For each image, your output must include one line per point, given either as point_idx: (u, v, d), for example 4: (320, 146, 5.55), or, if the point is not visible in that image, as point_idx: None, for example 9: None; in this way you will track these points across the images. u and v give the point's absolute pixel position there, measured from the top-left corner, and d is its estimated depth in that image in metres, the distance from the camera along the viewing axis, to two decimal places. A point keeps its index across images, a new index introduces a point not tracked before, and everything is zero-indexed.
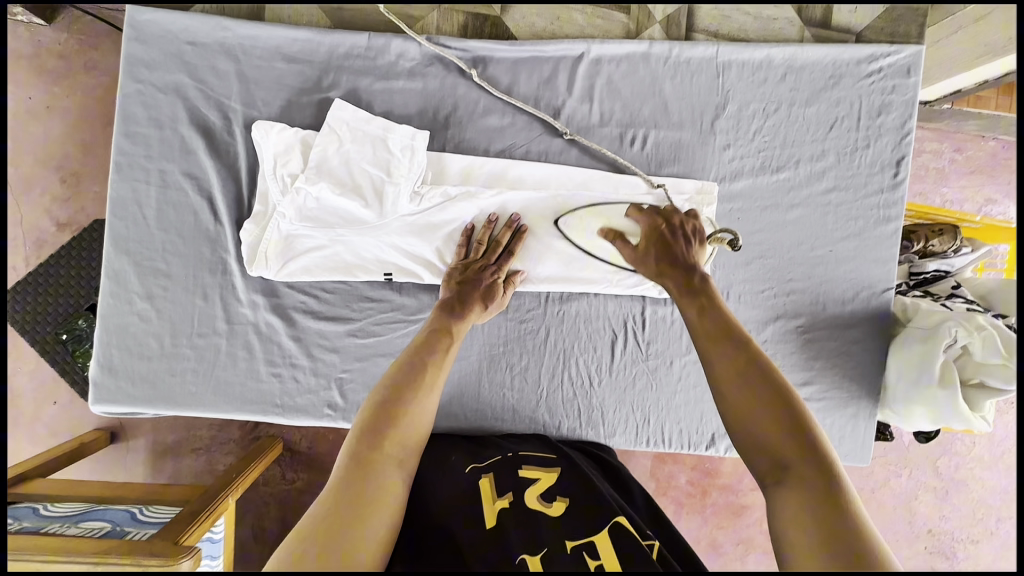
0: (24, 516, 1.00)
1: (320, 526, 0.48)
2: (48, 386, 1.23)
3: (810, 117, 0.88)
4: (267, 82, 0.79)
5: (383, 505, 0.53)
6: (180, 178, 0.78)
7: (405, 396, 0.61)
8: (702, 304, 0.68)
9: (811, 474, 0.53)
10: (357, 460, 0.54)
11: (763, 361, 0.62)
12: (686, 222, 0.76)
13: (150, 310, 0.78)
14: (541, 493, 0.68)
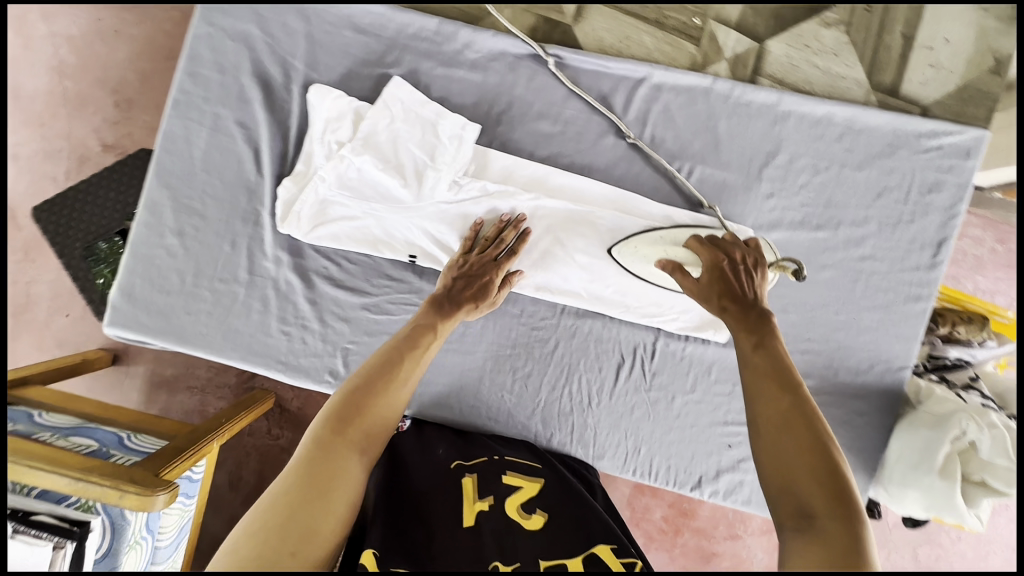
0: (20, 420, 1.04)
1: (275, 499, 0.51)
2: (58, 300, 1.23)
3: (860, 182, 0.87)
4: (333, 48, 0.80)
5: (342, 491, 0.53)
6: (232, 126, 0.80)
7: (376, 386, 0.61)
8: (756, 335, 0.65)
9: (838, 528, 0.49)
10: (319, 444, 0.55)
11: (810, 403, 0.57)
12: (746, 256, 0.73)
13: (179, 246, 0.79)
14: (523, 503, 0.68)
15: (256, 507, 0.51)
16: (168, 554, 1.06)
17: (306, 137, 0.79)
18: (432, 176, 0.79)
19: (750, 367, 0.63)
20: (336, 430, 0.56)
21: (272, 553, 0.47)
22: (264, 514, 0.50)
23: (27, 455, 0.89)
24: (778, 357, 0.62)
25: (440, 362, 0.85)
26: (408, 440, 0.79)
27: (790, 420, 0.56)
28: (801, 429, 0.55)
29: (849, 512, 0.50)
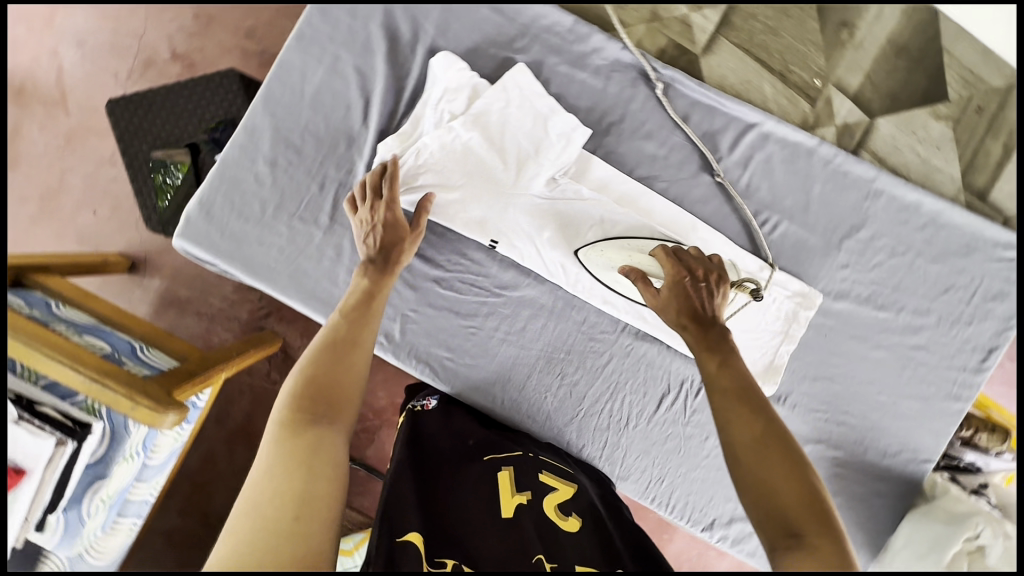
0: (37, 305, 1.06)
1: (260, 478, 0.55)
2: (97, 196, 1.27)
3: (930, 274, 0.89)
4: (467, 20, 0.80)
5: (324, 457, 0.58)
6: (350, 71, 0.79)
7: (324, 358, 0.65)
8: (718, 355, 0.64)
9: (828, 546, 0.49)
10: (284, 426, 0.59)
11: (778, 420, 0.57)
12: (709, 273, 0.72)
13: (268, 176, 0.78)
14: (559, 504, 0.68)
15: (246, 488, 0.55)
16: (149, 475, 1.12)
17: (419, 101, 0.79)
18: (532, 170, 0.80)
19: (714, 387, 0.61)
20: (296, 410, 0.61)
21: (274, 523, 0.51)
22: (256, 492, 0.54)
23: (48, 347, 0.93)
24: (740, 373, 0.62)
25: (493, 352, 0.83)
26: (430, 424, 0.78)
27: (765, 439, 0.55)
28: (775, 450, 0.55)
29: (832, 526, 0.51)
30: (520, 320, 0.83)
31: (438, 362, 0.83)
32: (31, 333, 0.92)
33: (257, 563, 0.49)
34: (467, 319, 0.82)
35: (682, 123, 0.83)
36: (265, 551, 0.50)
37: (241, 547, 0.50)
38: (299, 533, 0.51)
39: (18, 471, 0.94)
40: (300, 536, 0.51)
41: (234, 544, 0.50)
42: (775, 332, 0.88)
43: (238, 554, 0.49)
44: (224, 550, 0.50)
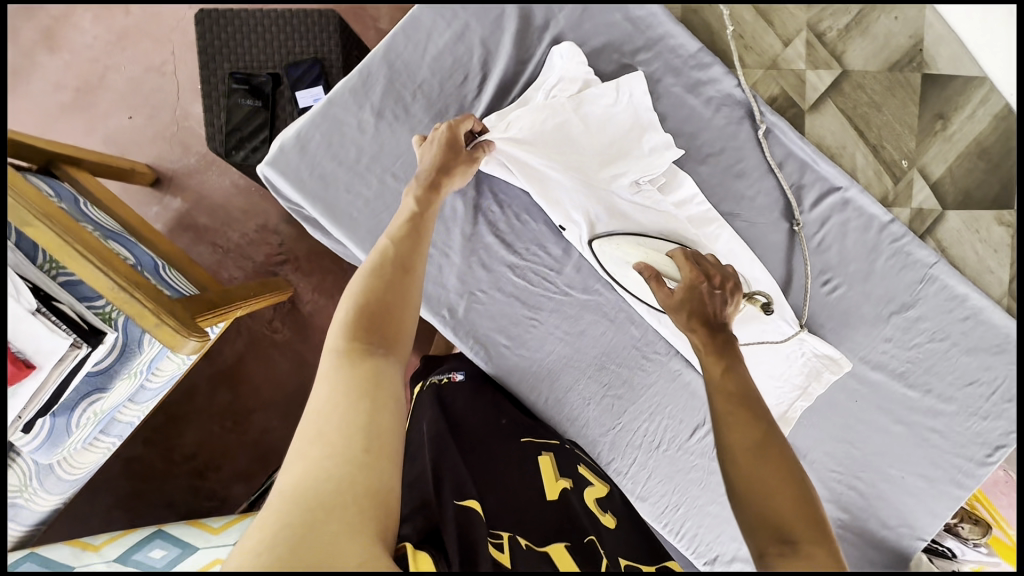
0: (68, 200, 1.09)
1: (323, 411, 0.56)
2: (164, 124, 1.52)
3: (960, 364, 0.91)
4: (599, 22, 0.81)
5: (385, 391, 0.59)
6: (476, 42, 0.78)
7: (378, 286, 0.64)
8: (725, 362, 0.68)
9: (818, 551, 0.53)
10: (342, 355, 0.60)
11: (776, 429, 0.61)
12: (726, 281, 0.75)
13: (371, 125, 0.77)
14: (598, 498, 0.75)
15: (310, 420, 0.56)
16: (143, 397, 1.09)
17: (532, 84, 0.80)
18: (619, 167, 0.80)
19: (716, 395, 0.65)
20: (353, 340, 0.61)
21: (346, 456, 0.53)
22: (323, 424, 0.55)
23: (82, 244, 0.92)
24: (745, 382, 0.65)
25: (547, 349, 0.84)
26: (460, 396, 0.82)
27: (765, 447, 0.59)
28: (773, 458, 0.58)
29: (823, 533, 0.55)
30: (581, 324, 0.84)
31: (494, 347, 0.83)
32: (67, 226, 0.92)
33: (333, 495, 0.51)
34: (531, 311, 0.83)
35: (778, 169, 0.85)
36: (340, 483, 0.52)
37: (315, 478, 0.52)
38: (371, 467, 0.54)
39: (29, 365, 0.86)
40: (371, 470, 0.54)
41: (308, 474, 0.52)
42: (794, 386, 0.89)
43: (315, 484, 0.51)
44: (298, 480, 0.52)
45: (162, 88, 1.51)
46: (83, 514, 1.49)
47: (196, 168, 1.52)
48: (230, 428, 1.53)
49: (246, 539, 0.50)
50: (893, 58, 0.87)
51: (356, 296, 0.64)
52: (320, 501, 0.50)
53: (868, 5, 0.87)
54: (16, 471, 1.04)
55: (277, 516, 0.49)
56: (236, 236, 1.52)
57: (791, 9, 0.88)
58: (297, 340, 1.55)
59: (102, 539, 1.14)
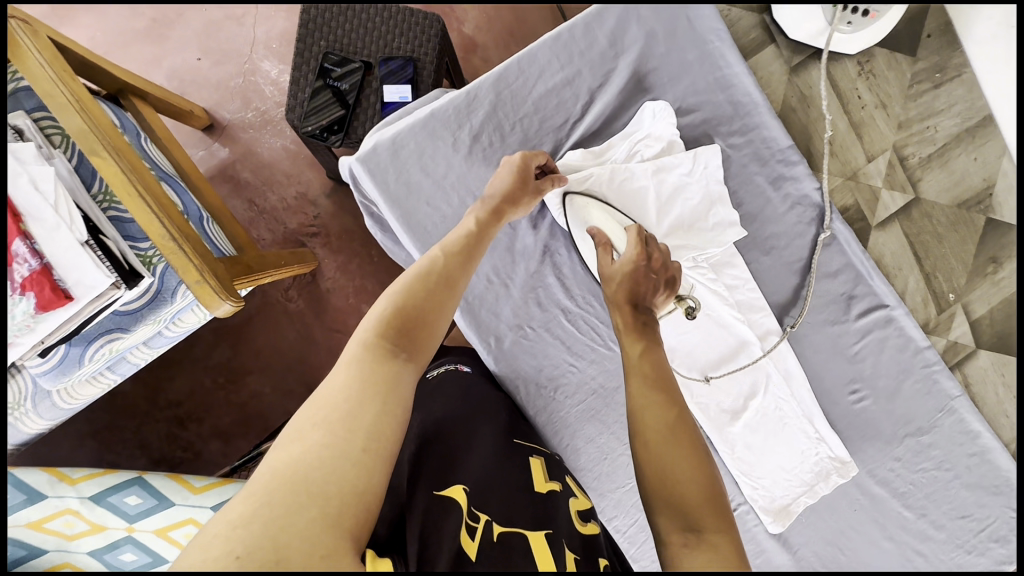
0: (131, 132, 1.08)
1: (329, 397, 0.52)
2: (232, 73, 1.51)
3: (957, 497, 0.92)
4: (704, 100, 0.83)
5: (398, 394, 0.55)
6: (583, 91, 0.80)
7: (417, 294, 0.63)
8: (643, 341, 0.68)
9: (718, 540, 0.53)
10: (365, 351, 0.57)
11: (688, 411, 0.62)
12: (664, 265, 0.74)
13: (464, 145, 0.78)
14: (580, 509, 0.68)
15: (314, 401, 0.52)
16: (158, 342, 1.07)
17: (619, 133, 0.82)
18: (681, 240, 0.82)
19: (633, 380, 0.65)
20: (380, 339, 0.58)
21: (342, 447, 0.48)
22: (326, 409, 0.51)
23: (142, 184, 0.92)
24: (661, 366, 0.66)
25: (578, 399, 0.85)
26: (462, 396, 0.80)
27: (674, 431, 0.60)
28: (684, 440, 0.59)
29: (728, 525, 0.56)
30: (618, 380, 0.85)
31: (530, 385, 0.84)
32: (131, 163, 0.92)
33: (320, 479, 0.46)
34: (574, 358, 0.84)
35: (814, 274, 0.87)
36: (329, 470, 0.47)
37: (306, 458, 0.47)
38: (363, 465, 0.48)
39: (67, 296, 0.85)
40: (365, 468, 0.49)
41: (300, 454, 0.48)
42: (801, 482, 0.90)
43: (306, 465, 0.47)
44: (288, 457, 0.48)
45: (241, 40, 1.51)
46: (55, 437, 1.46)
47: (251, 123, 1.51)
48: (221, 385, 1.50)
49: (223, 509, 0.45)
50: (963, 196, 0.90)
51: (395, 296, 0.63)
52: (303, 483, 0.46)
53: (953, 140, 0.89)
54: (13, 386, 1.02)
55: (259, 490, 0.45)
56: (274, 198, 1.52)
57: (881, 127, 0.91)
58: (308, 314, 1.53)
59: (80, 471, 0.94)
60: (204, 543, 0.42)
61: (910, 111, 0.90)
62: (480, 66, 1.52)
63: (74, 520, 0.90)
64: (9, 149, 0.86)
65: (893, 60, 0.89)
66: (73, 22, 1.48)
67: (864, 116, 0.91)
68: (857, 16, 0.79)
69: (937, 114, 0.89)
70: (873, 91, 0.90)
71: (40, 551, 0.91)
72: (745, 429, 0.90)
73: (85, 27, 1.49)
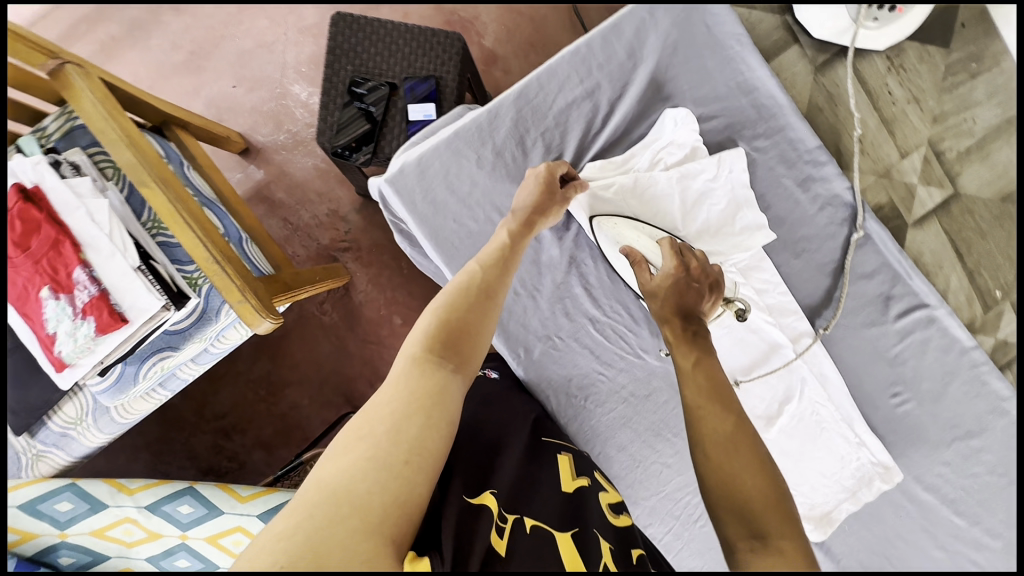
0: (174, 161, 1.14)
1: (378, 409, 0.54)
2: (266, 99, 1.58)
3: (1014, 504, 0.88)
4: (726, 105, 0.82)
5: (442, 409, 0.57)
6: (603, 103, 0.81)
7: (461, 308, 0.64)
8: (697, 354, 0.68)
9: (790, 548, 0.53)
10: (413, 364, 0.59)
11: (746, 416, 0.62)
12: (707, 274, 0.75)
13: (489, 162, 0.80)
14: (610, 503, 0.69)
15: (361, 415, 0.54)
16: (204, 359, 1.12)
17: (639, 142, 0.82)
18: (709, 246, 0.82)
19: (687, 389, 0.65)
20: (427, 352, 0.60)
21: (385, 460, 0.50)
22: (374, 422, 0.53)
23: (185, 209, 0.97)
24: (712, 372, 0.66)
25: (608, 407, 0.85)
26: (488, 401, 0.80)
27: (734, 438, 0.59)
28: (744, 446, 0.59)
29: (797, 534, 0.54)
30: (648, 388, 0.85)
31: (560, 394, 0.85)
32: (175, 190, 0.97)
33: (365, 491, 0.48)
34: (603, 367, 0.85)
35: (847, 275, 0.85)
36: (372, 483, 0.48)
37: (350, 471, 0.49)
38: (404, 478, 0.50)
39: (122, 319, 0.90)
40: (406, 482, 0.50)
41: (346, 467, 0.49)
42: (843, 489, 0.87)
43: (351, 478, 0.48)
44: (334, 470, 0.49)
45: (273, 66, 1.58)
46: (112, 449, 1.55)
47: (284, 145, 1.58)
48: (263, 397, 1.57)
49: (271, 520, 0.47)
50: (1007, 189, 0.87)
51: (439, 310, 0.64)
52: (349, 495, 0.47)
53: (993, 132, 0.86)
54: (75, 403, 1.09)
55: (305, 502, 0.47)
56: (307, 216, 1.57)
57: (914, 123, 0.88)
58: (343, 326, 1.58)
59: (137, 481, 0.99)
60: (255, 554, 0.44)
61: (945, 104, 0.87)
62: (501, 78, 1.55)
63: (133, 528, 0.95)
64: (68, 184, 0.93)
65: (925, 52, 0.87)
66: (118, 58, 1.58)
67: (896, 112, 0.88)
68: (882, 11, 0.78)
69: (975, 106, 0.86)
70: (904, 87, 0.88)
71: (104, 557, 0.97)
72: (781, 436, 0.87)
73: (129, 63, 1.58)
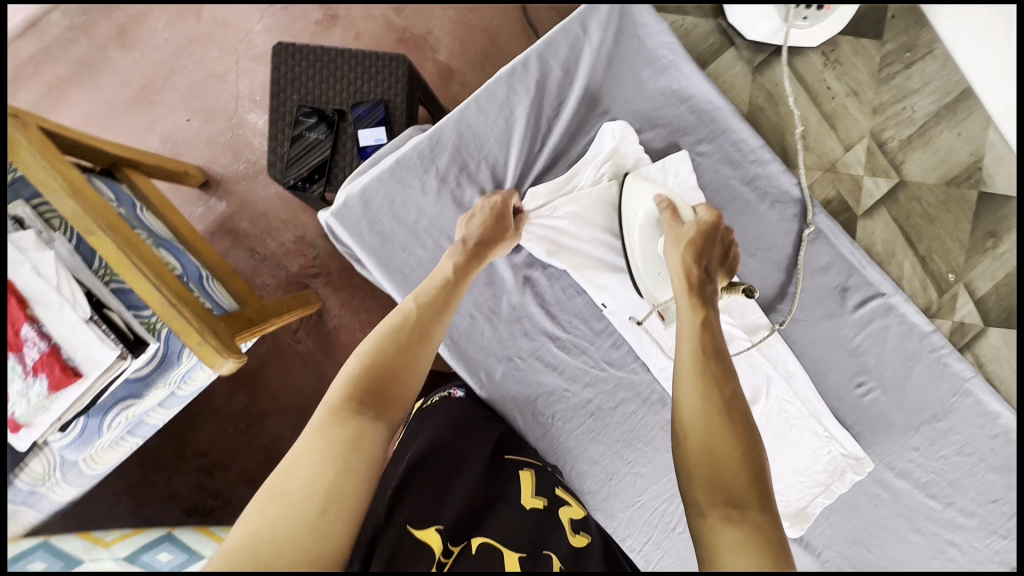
0: (125, 204, 1.12)
1: (295, 462, 0.53)
2: (222, 130, 1.56)
3: (985, 481, 0.89)
4: (665, 116, 0.83)
5: (363, 453, 0.56)
6: (545, 122, 0.81)
7: (384, 351, 0.65)
8: (705, 311, 0.69)
9: (761, 519, 0.53)
10: (334, 411, 0.59)
11: (741, 391, 0.63)
12: (731, 250, 0.76)
13: (433, 190, 0.79)
14: (572, 518, 0.69)
15: (277, 471, 0.53)
16: (172, 403, 1.10)
17: (581, 158, 0.82)
18: None
19: (684, 359, 0.66)
20: (349, 398, 0.60)
21: (299, 512, 0.49)
22: (289, 476, 0.52)
23: (135, 253, 0.95)
24: (713, 341, 0.67)
25: (576, 422, 0.85)
26: (449, 427, 0.76)
27: (726, 409, 0.61)
28: (732, 419, 0.60)
29: (772, 511, 0.55)
30: (615, 400, 0.85)
31: (527, 415, 0.85)
32: (124, 235, 0.95)
33: (273, 549, 0.46)
34: (568, 383, 0.84)
35: (801, 271, 0.85)
36: (283, 541, 0.47)
37: (261, 530, 0.47)
38: (319, 530, 0.48)
39: (76, 373, 0.89)
40: (321, 534, 0.48)
41: (257, 526, 0.48)
42: (817, 483, 0.88)
43: (261, 539, 0.47)
44: (245, 530, 0.48)
45: (227, 97, 1.56)
46: (90, 497, 1.51)
47: (244, 175, 1.56)
48: (242, 431, 1.54)
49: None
50: (950, 173, 0.90)
51: (363, 355, 0.65)
52: (256, 555, 0.45)
53: (932, 119, 0.89)
54: (41, 459, 1.04)
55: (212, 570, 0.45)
56: (273, 244, 1.55)
57: (854, 116, 0.91)
58: (319, 352, 1.56)
59: (111, 534, 1.01)
60: None
61: (883, 96, 0.90)
62: (459, 92, 1.54)
63: None
64: (10, 240, 0.90)
65: (860, 46, 0.90)
66: (68, 99, 1.55)
67: (836, 107, 0.92)
68: (811, 10, 0.78)
69: (913, 95, 0.89)
70: (841, 81, 0.91)
71: None
72: None
73: (78, 103, 1.55)
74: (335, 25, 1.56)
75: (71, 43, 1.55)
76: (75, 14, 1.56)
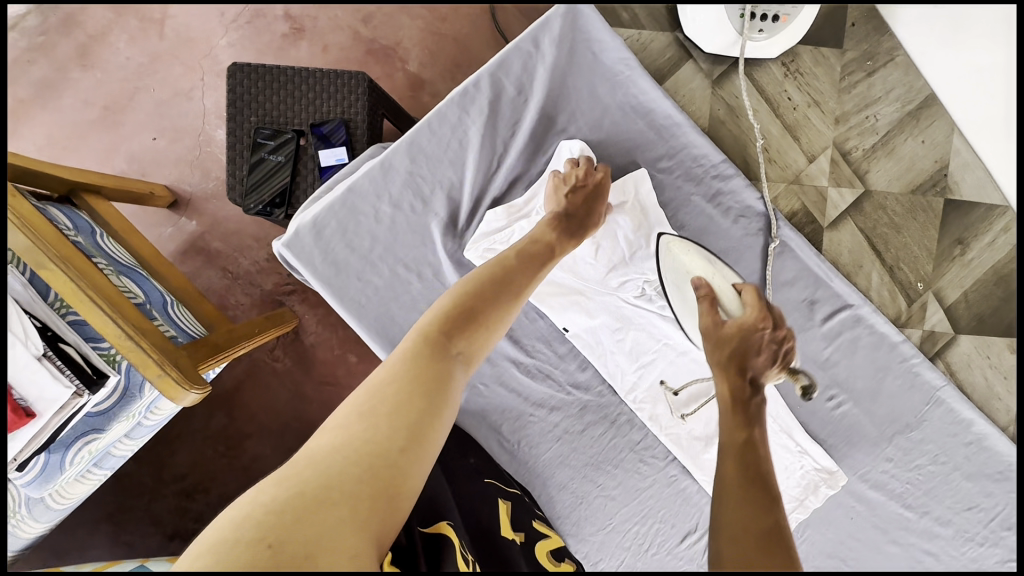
0: (82, 232, 1.09)
1: (386, 386, 0.55)
2: (189, 148, 1.53)
3: (960, 489, 0.88)
4: (623, 133, 0.81)
5: (446, 396, 0.56)
6: (499, 143, 0.79)
7: (472, 292, 0.64)
8: (749, 432, 0.62)
9: None
10: (427, 344, 0.59)
11: (788, 521, 0.55)
12: (786, 338, 0.67)
13: (387, 216, 0.77)
14: (551, 550, 0.70)
15: (364, 391, 0.55)
16: (139, 433, 1.08)
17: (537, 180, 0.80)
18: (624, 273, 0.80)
19: (721, 473, 0.59)
20: (441, 333, 0.60)
21: (384, 443, 0.50)
22: (377, 399, 0.54)
23: (91, 286, 0.91)
24: (754, 464, 0.59)
25: (544, 446, 0.83)
26: None
27: (765, 536, 0.52)
28: (773, 547, 0.51)
29: None
30: (583, 423, 0.84)
31: (493, 441, 0.83)
32: (78, 268, 0.92)
33: (349, 477, 0.48)
34: (533, 408, 0.83)
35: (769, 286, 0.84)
36: (364, 465, 0.49)
37: (336, 454, 0.49)
38: (400, 463, 0.50)
39: (29, 415, 0.86)
40: (400, 465, 0.50)
41: (340, 443, 0.50)
42: (790, 497, 0.87)
43: (340, 463, 0.49)
44: (329, 445, 0.50)
45: (192, 114, 1.53)
46: (68, 525, 1.48)
47: (214, 193, 1.53)
48: (221, 453, 1.51)
49: (250, 490, 0.48)
50: (918, 180, 0.92)
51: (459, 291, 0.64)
52: (327, 483, 0.47)
53: (895, 127, 0.92)
54: None
55: (293, 479, 0.48)
56: (246, 263, 1.53)
57: (816, 127, 0.94)
58: (296, 370, 1.54)
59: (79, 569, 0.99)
60: (227, 527, 0.44)
61: (845, 105, 0.93)
62: (430, 102, 1.52)
63: None
64: None
65: (819, 56, 0.93)
66: (29, 120, 1.51)
67: (798, 117, 0.94)
68: (767, 22, 0.80)
69: (875, 103, 0.93)
70: (803, 91, 0.94)
71: None
72: None
73: (41, 124, 1.52)
74: (301, 38, 1.53)
75: (31, 64, 1.52)
76: (33, 34, 1.52)
